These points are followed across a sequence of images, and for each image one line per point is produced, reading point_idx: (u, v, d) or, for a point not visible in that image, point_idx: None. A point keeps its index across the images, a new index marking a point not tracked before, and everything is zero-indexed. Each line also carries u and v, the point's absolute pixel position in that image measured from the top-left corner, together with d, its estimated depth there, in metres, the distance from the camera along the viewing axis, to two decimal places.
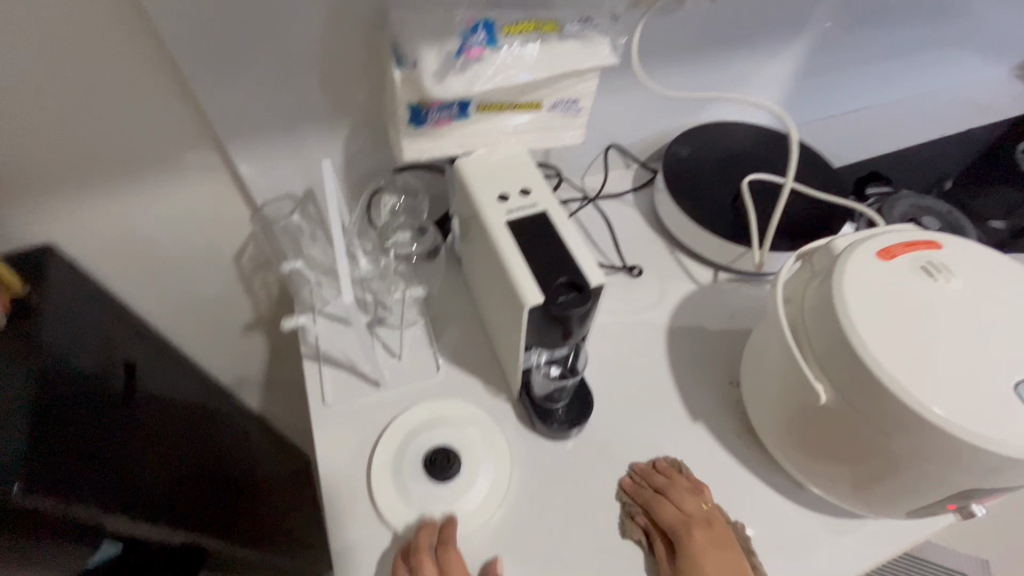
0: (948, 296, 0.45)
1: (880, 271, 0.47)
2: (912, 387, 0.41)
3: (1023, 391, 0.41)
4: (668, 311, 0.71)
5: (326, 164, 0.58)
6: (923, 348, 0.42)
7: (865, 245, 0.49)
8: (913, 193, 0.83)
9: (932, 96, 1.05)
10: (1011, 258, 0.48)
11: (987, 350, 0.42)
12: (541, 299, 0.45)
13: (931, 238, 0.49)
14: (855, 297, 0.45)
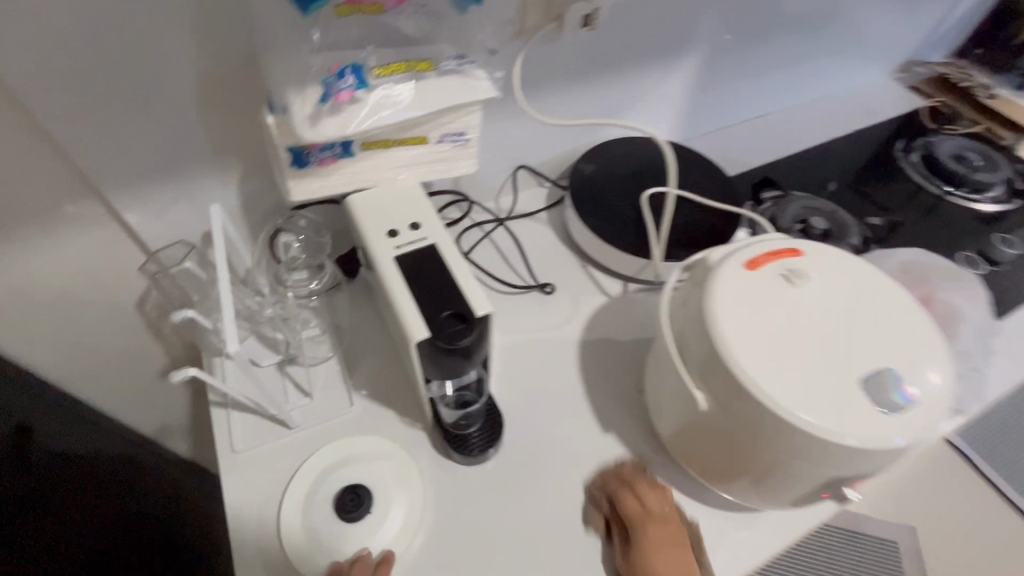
0: (806, 301, 0.49)
1: (748, 281, 0.50)
2: (773, 392, 0.44)
3: (868, 385, 0.45)
4: (581, 325, 0.74)
5: (215, 210, 0.58)
6: (782, 352, 0.46)
7: (734, 256, 0.52)
8: (801, 194, 0.90)
9: (821, 101, 1.13)
10: (862, 259, 0.53)
11: (837, 349, 0.46)
12: (428, 333, 0.46)
13: (792, 245, 0.53)
14: (723, 308, 0.48)
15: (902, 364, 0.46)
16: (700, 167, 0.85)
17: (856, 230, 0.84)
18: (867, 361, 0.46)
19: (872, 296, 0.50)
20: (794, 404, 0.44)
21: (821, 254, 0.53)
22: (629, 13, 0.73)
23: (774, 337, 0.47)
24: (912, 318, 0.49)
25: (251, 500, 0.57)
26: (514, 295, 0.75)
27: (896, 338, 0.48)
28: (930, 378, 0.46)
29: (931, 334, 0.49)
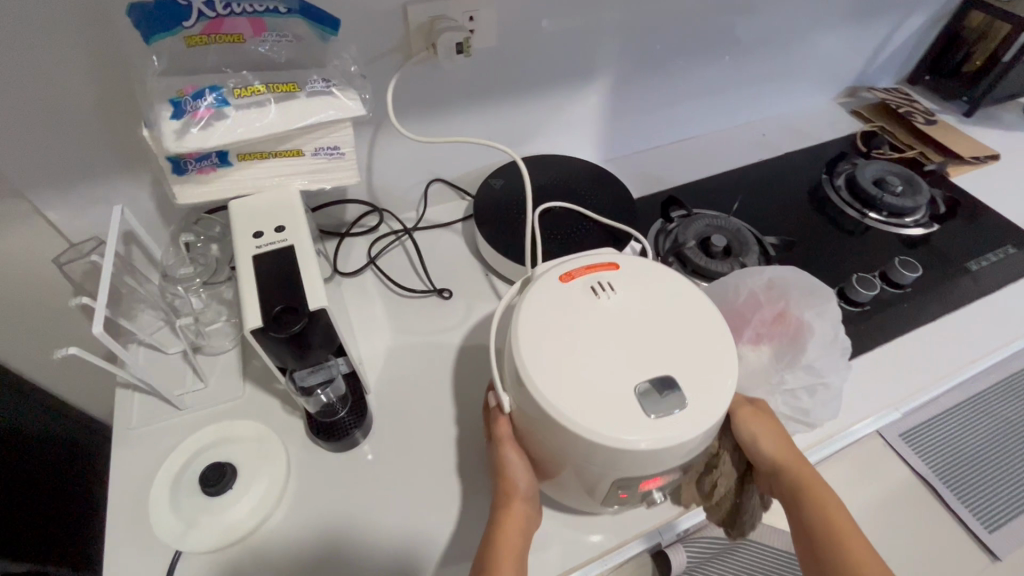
0: (607, 311, 0.53)
1: (557, 293, 0.55)
2: (555, 391, 0.48)
3: (642, 386, 0.48)
4: (471, 328, 0.79)
5: (116, 211, 0.65)
6: (567, 354, 0.50)
7: (555, 269, 0.57)
8: (709, 211, 0.93)
9: (756, 125, 1.17)
10: (678, 276, 0.58)
11: (621, 352, 0.50)
12: (261, 322, 0.52)
13: (613, 261, 0.58)
14: (527, 313, 0.53)
15: (686, 369, 0.49)
16: (607, 184, 0.90)
17: (756, 247, 0.87)
18: (652, 365, 0.49)
19: (674, 307, 0.54)
20: (571, 402, 0.47)
21: (637, 269, 0.58)
22: (525, 41, 0.78)
23: (569, 342, 0.51)
24: (708, 329, 0.53)
25: (134, 473, 0.63)
26: (414, 298, 0.81)
27: (686, 346, 0.51)
28: (711, 382, 0.49)
29: (724, 343, 0.52)
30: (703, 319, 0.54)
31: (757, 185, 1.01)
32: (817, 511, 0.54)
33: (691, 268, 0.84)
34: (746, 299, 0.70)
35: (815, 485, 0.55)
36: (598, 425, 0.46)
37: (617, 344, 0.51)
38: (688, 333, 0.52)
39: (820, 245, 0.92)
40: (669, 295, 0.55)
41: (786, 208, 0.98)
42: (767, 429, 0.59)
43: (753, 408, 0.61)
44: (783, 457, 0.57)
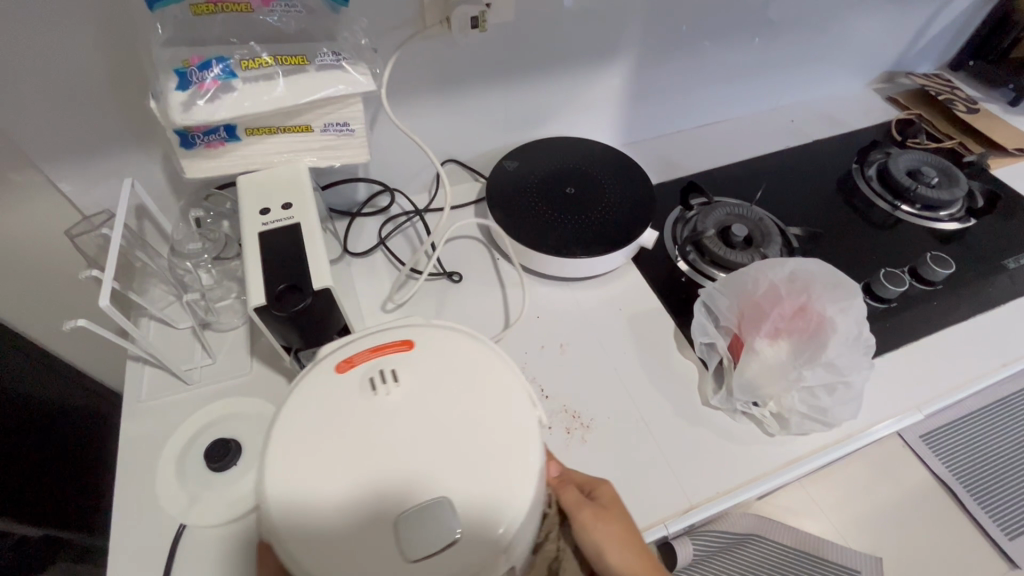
0: (380, 414, 0.43)
1: (324, 391, 0.44)
2: (295, 536, 0.39)
3: (400, 524, 0.39)
4: (480, 312, 0.77)
5: (126, 184, 0.65)
6: (322, 485, 0.40)
7: (333, 354, 0.47)
8: (730, 200, 0.89)
9: (784, 111, 1.12)
10: (490, 353, 0.47)
11: (389, 473, 0.41)
12: (264, 300, 0.51)
13: (407, 337, 0.47)
14: (282, 425, 0.43)
15: (471, 496, 0.40)
16: (625, 169, 0.87)
17: (779, 238, 0.83)
18: (423, 492, 0.40)
19: (477, 404, 0.44)
20: (303, 551, 0.38)
21: (437, 350, 0.47)
22: (544, 17, 0.75)
23: (320, 463, 0.41)
24: (509, 435, 0.43)
25: (141, 445, 0.64)
26: (422, 280, 0.80)
27: (480, 453, 0.42)
28: (496, 516, 0.39)
29: (524, 458, 0.42)
30: (507, 417, 0.43)
31: (782, 173, 0.97)
32: None
33: (710, 258, 0.82)
34: (767, 291, 0.67)
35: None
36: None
37: (382, 464, 0.41)
38: (485, 440, 0.42)
39: (847, 238, 0.88)
40: (467, 388, 0.45)
41: (813, 198, 0.94)
42: (613, 535, 0.52)
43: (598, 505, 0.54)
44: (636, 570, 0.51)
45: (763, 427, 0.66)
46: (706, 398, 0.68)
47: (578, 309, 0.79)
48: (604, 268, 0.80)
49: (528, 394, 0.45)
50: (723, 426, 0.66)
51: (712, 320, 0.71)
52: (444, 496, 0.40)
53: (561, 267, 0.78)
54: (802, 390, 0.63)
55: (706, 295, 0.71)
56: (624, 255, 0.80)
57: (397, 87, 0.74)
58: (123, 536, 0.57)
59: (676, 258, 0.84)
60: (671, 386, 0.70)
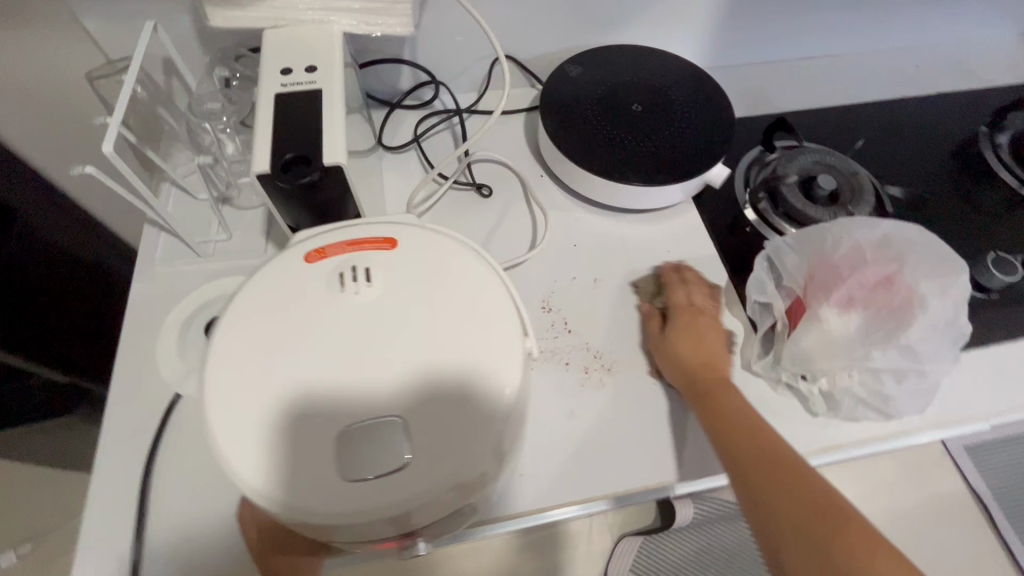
0: (344, 314, 0.37)
1: (289, 280, 0.39)
2: (231, 431, 0.34)
3: (344, 439, 0.34)
4: (513, 230, 0.70)
5: (148, 26, 0.59)
6: (267, 382, 0.36)
7: (307, 240, 0.41)
8: (820, 146, 0.76)
9: (911, 53, 0.93)
10: (485, 267, 0.40)
11: (344, 381, 0.36)
12: (271, 170, 0.45)
13: (391, 234, 0.41)
14: (238, 309, 0.38)
15: (428, 422, 0.34)
16: (704, 91, 0.74)
17: (871, 198, 0.71)
18: (377, 411, 0.35)
19: (457, 326, 0.38)
20: (232, 454, 0.33)
21: (423, 255, 0.40)
22: None
23: (268, 361, 0.36)
24: (486, 365, 0.36)
25: (149, 308, 0.62)
26: (455, 186, 0.72)
27: (449, 376, 0.36)
28: (453, 451, 0.34)
29: (498, 394, 0.36)
30: (488, 340, 0.37)
31: (893, 125, 0.82)
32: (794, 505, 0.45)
33: (784, 210, 0.71)
34: (847, 252, 0.57)
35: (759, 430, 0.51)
36: (263, 489, 0.33)
37: (338, 371, 0.36)
38: (459, 366, 0.36)
39: (957, 212, 0.74)
40: (447, 301, 0.38)
41: (924, 158, 0.79)
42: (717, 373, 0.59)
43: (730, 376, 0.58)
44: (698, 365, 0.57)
45: (807, 405, 0.58)
46: (746, 361, 0.61)
47: (621, 244, 0.70)
48: (658, 202, 0.71)
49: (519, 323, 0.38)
50: (761, 397, 0.59)
51: (773, 277, 0.61)
52: (399, 420, 0.34)
53: (610, 194, 0.70)
54: (865, 371, 0.54)
55: (772, 248, 0.61)
56: (684, 191, 0.70)
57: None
58: (123, 392, 0.57)
59: (744, 204, 0.73)
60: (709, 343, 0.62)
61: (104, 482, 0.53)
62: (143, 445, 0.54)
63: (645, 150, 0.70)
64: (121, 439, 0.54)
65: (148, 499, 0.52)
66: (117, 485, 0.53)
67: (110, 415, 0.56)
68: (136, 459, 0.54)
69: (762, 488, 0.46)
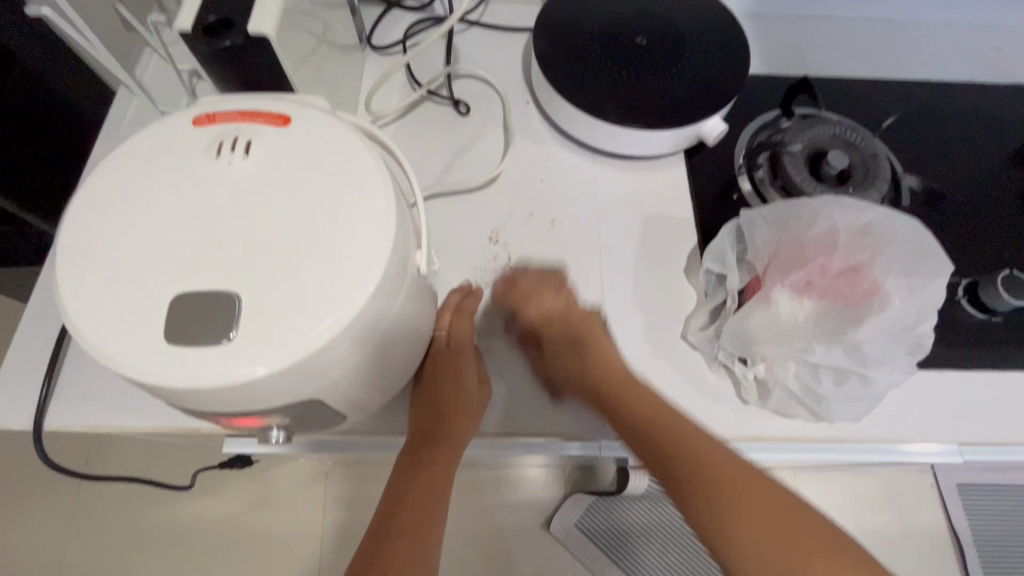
0: (212, 178, 0.35)
1: (171, 138, 0.37)
2: (67, 276, 0.33)
3: (173, 301, 0.32)
4: (480, 153, 0.66)
5: None
6: (116, 234, 0.34)
7: (204, 105, 0.39)
8: (845, 119, 0.67)
9: (995, 33, 0.80)
10: (376, 161, 0.37)
11: (189, 245, 0.34)
12: (192, 27, 0.43)
13: (286, 112, 0.38)
14: (113, 159, 0.36)
15: (265, 301, 0.33)
16: (724, 35, 0.66)
17: (884, 186, 0.62)
18: (217, 278, 0.33)
19: (327, 213, 0.35)
20: (66, 291, 0.33)
21: (313, 137, 0.37)
22: None
23: (126, 210, 0.35)
24: (344, 259, 0.34)
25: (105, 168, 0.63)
26: (432, 98, 0.68)
27: (297, 261, 0.34)
28: (287, 335, 0.32)
29: (351, 288, 0.34)
30: (352, 233, 0.35)
31: (944, 111, 0.71)
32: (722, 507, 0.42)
33: (781, 182, 0.63)
34: (822, 233, 0.51)
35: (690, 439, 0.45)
36: (86, 335, 0.32)
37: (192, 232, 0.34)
38: (317, 253, 0.34)
39: (992, 219, 0.63)
40: (321, 186, 0.36)
41: (969, 153, 0.68)
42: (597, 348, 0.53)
43: (461, 347, 0.52)
44: (602, 364, 0.52)
45: (740, 390, 0.54)
46: (685, 331, 0.57)
47: (592, 188, 0.65)
48: (643, 150, 0.65)
49: (393, 223, 0.36)
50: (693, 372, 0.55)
51: (739, 248, 0.56)
52: (237, 293, 0.33)
53: (590, 133, 0.64)
54: (804, 363, 0.49)
55: (743, 217, 0.55)
56: (673, 143, 0.64)
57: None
58: None
59: (740, 169, 0.66)
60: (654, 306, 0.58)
61: (30, 322, 0.55)
62: None
63: (639, 87, 0.62)
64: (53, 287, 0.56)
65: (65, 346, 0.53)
66: (42, 328, 0.55)
67: None
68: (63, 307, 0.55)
69: (735, 509, 0.42)
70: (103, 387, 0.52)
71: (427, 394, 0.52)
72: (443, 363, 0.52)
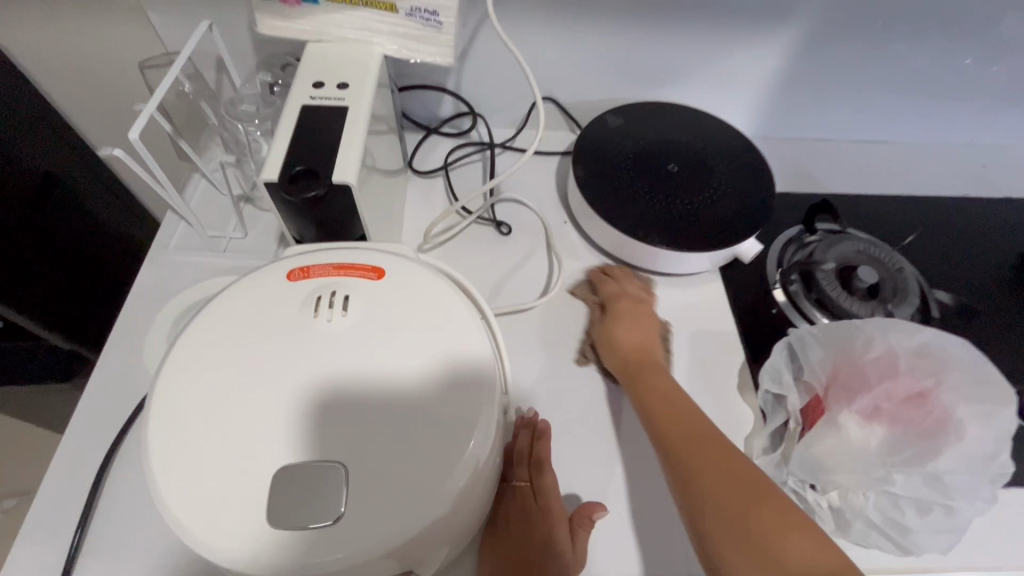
0: (311, 342, 0.36)
1: (266, 300, 0.38)
2: (170, 455, 0.33)
3: (278, 479, 0.32)
4: (521, 274, 0.68)
5: (200, 27, 0.60)
6: (217, 405, 0.34)
7: (294, 260, 0.40)
8: (866, 235, 0.72)
9: (977, 152, 0.88)
10: (467, 311, 0.39)
11: (293, 414, 0.34)
12: (278, 178, 0.45)
13: (378, 266, 0.40)
14: (209, 325, 0.37)
15: (379, 470, 0.32)
16: (747, 161, 0.71)
17: (915, 300, 0.65)
18: (326, 450, 0.33)
19: (430, 373, 0.36)
20: (163, 474, 0.32)
21: (405, 291, 0.39)
22: None
23: (217, 383, 0.35)
24: (448, 422, 0.34)
25: (150, 296, 0.62)
26: (475, 221, 0.71)
27: (404, 425, 0.34)
28: (398, 509, 0.32)
29: (461, 454, 0.33)
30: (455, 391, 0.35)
31: (951, 223, 0.76)
32: (690, 433, 0.49)
33: (816, 296, 0.66)
34: (878, 357, 0.52)
35: (661, 383, 0.54)
36: (193, 524, 0.31)
37: (295, 400, 0.34)
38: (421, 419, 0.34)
39: (1021, 330, 0.66)
40: (419, 344, 0.36)
41: (982, 262, 0.72)
42: (627, 327, 0.59)
43: (551, 508, 0.49)
44: (633, 354, 0.57)
45: None
46: (749, 455, 0.55)
47: None
48: (683, 268, 0.67)
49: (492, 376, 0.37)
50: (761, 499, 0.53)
51: (793, 368, 0.56)
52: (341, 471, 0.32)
53: (631, 253, 0.66)
54: (883, 494, 0.47)
55: (795, 336, 0.56)
56: (711, 262, 0.67)
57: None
58: (108, 375, 0.57)
59: (775, 284, 0.68)
60: (714, 429, 0.57)
61: (64, 468, 0.51)
62: (109, 439, 0.53)
63: (676, 209, 0.66)
64: (89, 428, 0.54)
65: (97, 499, 0.50)
66: (76, 474, 0.52)
67: (88, 397, 0.55)
68: (100, 450, 0.53)
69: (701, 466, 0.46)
70: (139, 540, 0.48)
71: (510, 555, 0.48)
72: (533, 519, 0.50)
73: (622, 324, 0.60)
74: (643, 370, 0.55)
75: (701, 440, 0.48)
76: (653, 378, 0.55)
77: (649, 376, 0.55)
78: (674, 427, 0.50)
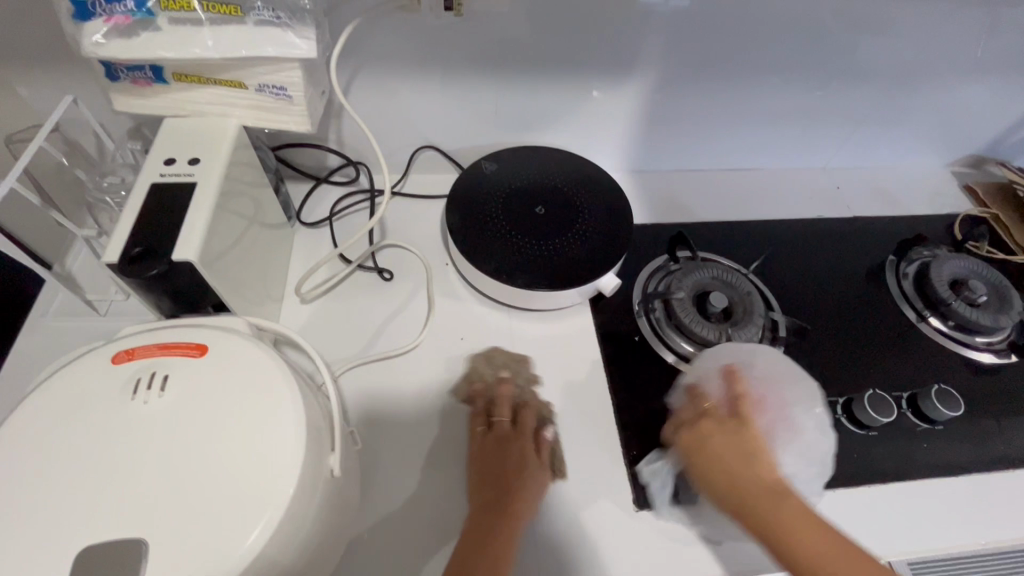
0: (135, 418, 0.41)
1: (96, 382, 0.43)
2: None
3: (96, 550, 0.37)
4: (401, 317, 0.72)
5: (64, 101, 0.61)
6: (43, 487, 0.39)
7: (125, 340, 0.45)
8: (722, 262, 0.78)
9: (832, 175, 0.97)
10: (283, 370, 0.45)
11: (113, 486, 0.39)
12: (119, 259, 0.48)
13: (205, 342, 0.45)
14: (40, 412, 0.42)
15: (194, 525, 0.38)
16: (609, 200, 0.77)
17: (759, 322, 0.72)
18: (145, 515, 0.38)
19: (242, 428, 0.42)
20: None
21: (227, 361, 0.44)
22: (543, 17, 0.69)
23: (45, 466, 0.40)
24: (260, 472, 0.40)
25: (25, 364, 0.64)
26: (357, 269, 0.74)
27: (217, 481, 0.39)
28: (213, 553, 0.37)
29: (267, 498, 0.39)
30: (266, 444, 0.41)
31: (800, 244, 0.85)
32: (789, 516, 0.47)
33: (671, 323, 0.72)
34: None
35: (798, 516, 0.47)
36: None
37: (114, 476, 0.39)
38: (236, 473, 0.40)
39: (847, 342, 0.75)
40: (234, 408, 0.42)
41: (822, 282, 0.80)
42: (736, 452, 0.53)
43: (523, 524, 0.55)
44: (763, 488, 0.50)
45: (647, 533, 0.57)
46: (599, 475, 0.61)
47: (509, 338, 0.71)
48: (552, 303, 0.72)
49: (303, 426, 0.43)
50: (609, 521, 0.59)
51: None
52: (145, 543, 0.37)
53: (502, 293, 0.71)
54: None
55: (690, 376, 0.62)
56: (577, 296, 0.72)
57: (365, 48, 0.69)
58: None
59: (638, 313, 0.74)
60: (574, 457, 0.63)
61: None
62: None
63: (541, 250, 0.71)
64: None
65: None
66: None
67: None
68: None
69: (799, 529, 0.46)
70: None
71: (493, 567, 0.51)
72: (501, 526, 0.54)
73: (717, 443, 0.54)
74: (772, 498, 0.49)
75: (798, 515, 0.47)
76: (787, 506, 0.48)
77: (756, 486, 0.50)
78: (760, 494, 0.50)
